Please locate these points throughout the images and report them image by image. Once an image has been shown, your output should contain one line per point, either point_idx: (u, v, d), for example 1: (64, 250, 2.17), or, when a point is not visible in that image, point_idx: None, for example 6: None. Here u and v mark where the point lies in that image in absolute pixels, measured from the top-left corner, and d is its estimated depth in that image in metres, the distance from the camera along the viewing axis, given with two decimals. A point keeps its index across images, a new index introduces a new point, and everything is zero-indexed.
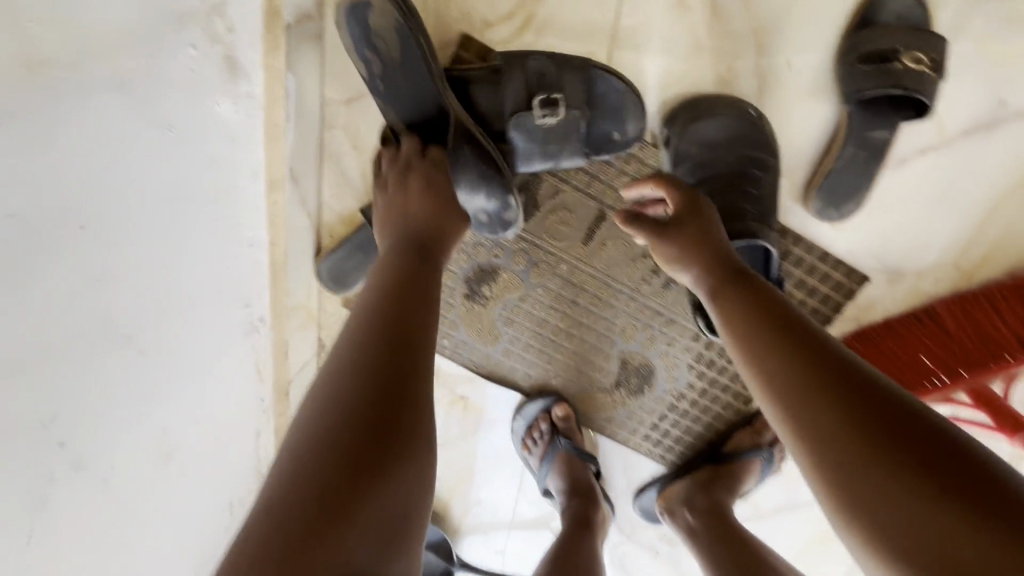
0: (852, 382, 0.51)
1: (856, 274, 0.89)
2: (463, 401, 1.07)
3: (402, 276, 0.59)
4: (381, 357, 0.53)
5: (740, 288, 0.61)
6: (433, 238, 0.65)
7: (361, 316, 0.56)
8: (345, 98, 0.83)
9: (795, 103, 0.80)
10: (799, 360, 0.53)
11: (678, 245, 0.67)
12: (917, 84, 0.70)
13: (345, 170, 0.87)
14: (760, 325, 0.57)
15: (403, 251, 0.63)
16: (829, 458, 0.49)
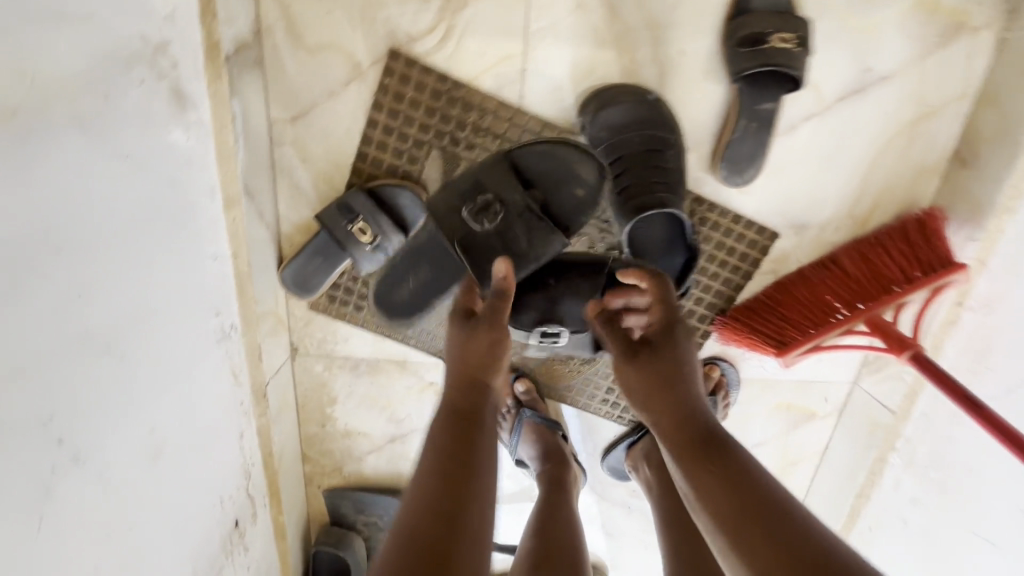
0: (786, 543, 0.55)
1: (767, 231, 1.01)
2: (432, 387, 1.15)
3: (451, 456, 0.66)
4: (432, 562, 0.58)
5: (713, 449, 0.65)
6: (473, 406, 0.72)
7: (418, 507, 0.63)
8: (291, 116, 0.91)
9: (692, 85, 0.90)
10: (740, 511, 0.59)
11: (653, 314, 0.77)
12: (789, 61, 0.81)
13: (298, 183, 0.96)
14: (722, 478, 0.62)
15: (449, 419, 0.70)
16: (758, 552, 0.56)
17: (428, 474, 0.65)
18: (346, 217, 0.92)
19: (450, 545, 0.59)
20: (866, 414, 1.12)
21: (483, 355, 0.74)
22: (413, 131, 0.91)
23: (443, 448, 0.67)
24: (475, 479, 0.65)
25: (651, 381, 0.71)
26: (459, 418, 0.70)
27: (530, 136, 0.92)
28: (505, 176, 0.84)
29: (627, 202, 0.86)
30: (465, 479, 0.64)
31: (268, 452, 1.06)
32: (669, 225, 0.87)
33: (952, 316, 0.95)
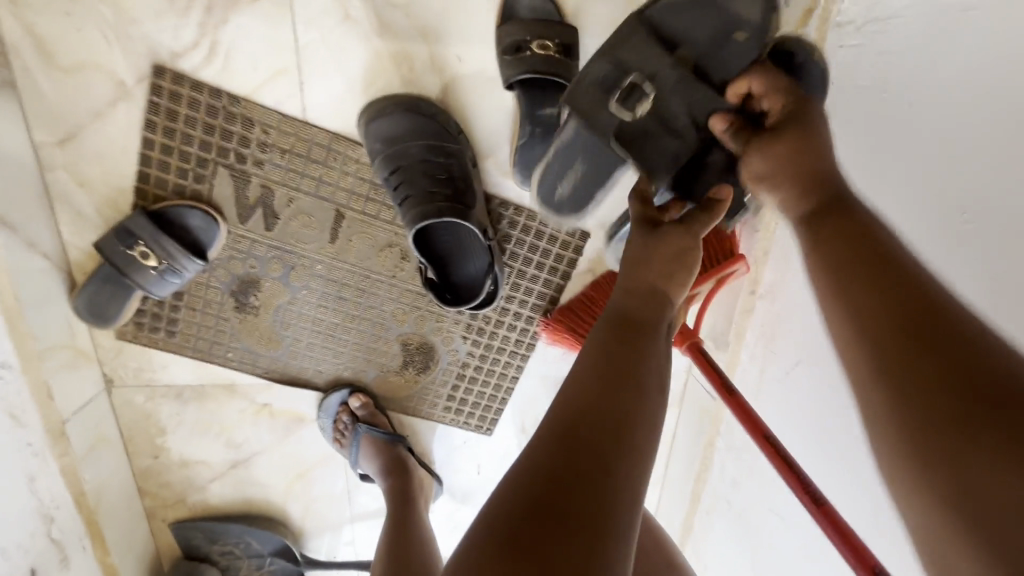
0: (930, 321, 0.43)
1: (578, 231, 1.03)
2: (266, 408, 1.12)
3: (608, 363, 0.53)
4: (574, 493, 0.45)
5: (832, 213, 0.54)
6: (647, 310, 0.58)
7: (548, 423, 0.50)
8: (58, 140, 0.87)
9: (477, 93, 0.92)
10: (892, 294, 0.46)
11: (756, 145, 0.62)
12: (549, 68, 0.84)
13: (79, 208, 0.91)
14: (886, 286, 0.47)
15: (604, 331, 0.57)
16: (916, 403, 0.41)
17: (580, 376, 0.53)
18: (125, 244, 0.88)
19: (598, 458, 0.47)
20: (697, 400, 1.18)
21: (659, 249, 0.61)
22: (194, 149, 0.88)
23: (598, 355, 0.54)
24: (640, 380, 0.52)
25: (786, 164, 0.59)
26: (623, 324, 0.57)
27: (320, 150, 0.91)
28: (646, 61, 0.71)
29: (411, 212, 0.86)
30: (623, 385, 0.52)
31: (79, 494, 1.00)
32: (462, 233, 0.91)
33: (748, 304, 1.00)
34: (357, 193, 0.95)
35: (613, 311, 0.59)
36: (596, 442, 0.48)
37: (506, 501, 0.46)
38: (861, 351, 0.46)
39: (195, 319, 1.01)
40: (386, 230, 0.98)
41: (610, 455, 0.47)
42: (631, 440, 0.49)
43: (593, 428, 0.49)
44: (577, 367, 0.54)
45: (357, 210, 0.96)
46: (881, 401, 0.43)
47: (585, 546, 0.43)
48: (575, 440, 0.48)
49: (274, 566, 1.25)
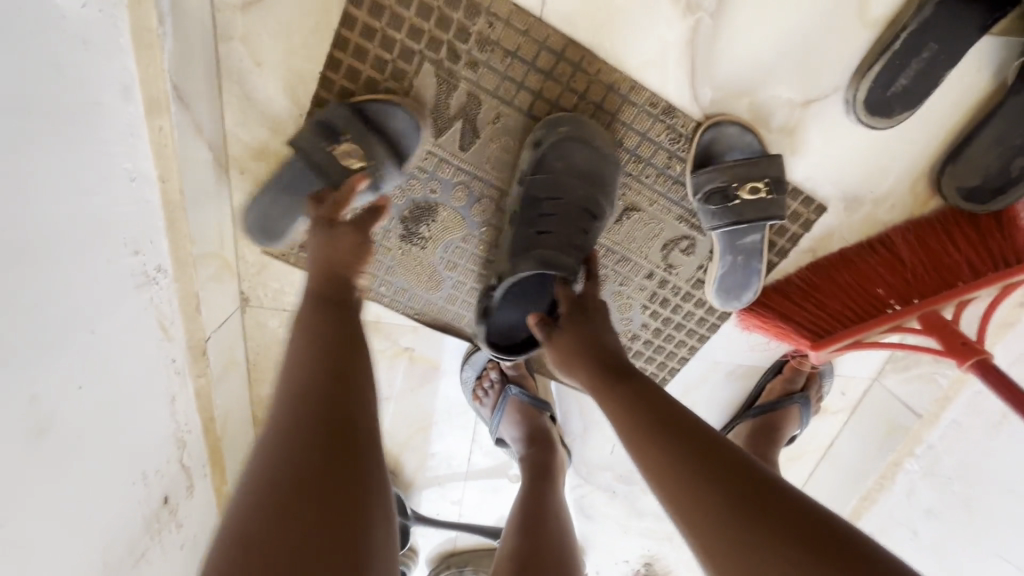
0: (718, 449, 0.54)
1: (815, 203, 0.85)
2: (406, 353, 1.00)
3: (315, 366, 0.58)
4: (303, 465, 0.50)
5: (618, 383, 0.61)
6: (342, 291, 0.66)
7: (282, 462, 0.51)
8: (241, 2, 0.70)
9: (757, 9, 0.72)
10: (675, 434, 0.55)
11: (568, 346, 0.67)
12: (765, 212, 0.78)
13: (251, 94, 0.76)
14: (644, 420, 0.57)
15: (314, 315, 0.63)
16: (682, 468, 0.53)
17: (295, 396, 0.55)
18: (328, 139, 0.73)
19: (348, 491, 0.50)
20: (883, 412, 1.03)
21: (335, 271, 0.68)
22: (401, 36, 0.72)
23: (314, 379, 0.56)
24: (352, 368, 0.59)
25: (579, 352, 0.66)
26: (341, 329, 0.62)
27: (548, 58, 0.74)
28: None
29: (532, 252, 0.75)
30: (344, 403, 0.56)
31: (209, 419, 0.90)
32: (539, 288, 0.78)
33: (1011, 316, 0.84)
34: None
35: (306, 311, 0.63)
36: (347, 472, 0.51)
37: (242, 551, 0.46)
38: (665, 482, 0.54)
39: None
40: None
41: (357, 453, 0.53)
42: (365, 424, 0.55)
43: (343, 463, 0.51)
44: (288, 370, 0.58)
45: None
46: (694, 515, 0.51)
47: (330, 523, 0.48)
48: (300, 417, 0.53)
49: None
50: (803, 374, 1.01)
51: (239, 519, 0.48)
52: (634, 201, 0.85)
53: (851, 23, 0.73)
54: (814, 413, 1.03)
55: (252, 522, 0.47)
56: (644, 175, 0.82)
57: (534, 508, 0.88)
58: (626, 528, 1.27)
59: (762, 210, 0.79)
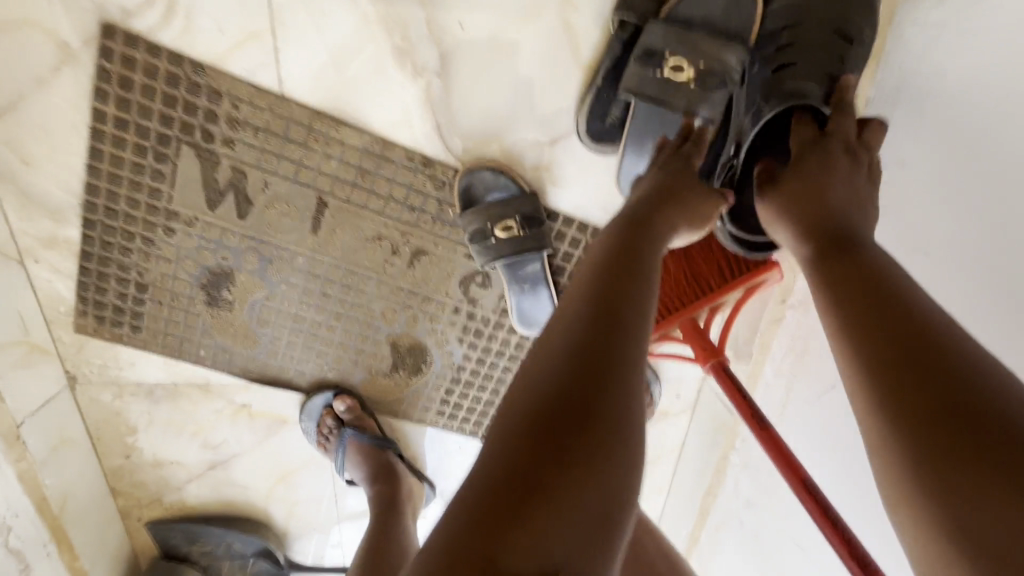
0: (920, 347, 0.44)
1: (590, 228, 0.91)
2: (245, 409, 1.04)
3: (596, 283, 0.53)
4: (558, 398, 0.45)
5: (840, 250, 0.52)
6: (659, 219, 0.59)
7: (508, 413, 0.46)
8: None
9: (480, 65, 0.79)
10: (911, 324, 0.45)
11: (790, 202, 0.59)
12: (520, 247, 0.86)
13: (27, 190, 0.81)
14: (878, 307, 0.47)
15: (622, 233, 0.57)
16: (915, 370, 0.43)
17: (558, 329, 0.51)
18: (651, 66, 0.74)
19: (581, 394, 0.45)
20: (712, 410, 1.09)
21: (674, 188, 0.62)
22: (154, 124, 0.77)
23: (589, 272, 0.54)
24: (620, 289, 0.52)
25: (800, 199, 0.58)
26: (629, 227, 0.58)
27: (299, 129, 0.80)
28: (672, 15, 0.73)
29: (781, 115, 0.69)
30: (626, 273, 0.53)
31: (40, 500, 0.92)
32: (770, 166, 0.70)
33: (778, 313, 0.92)
34: (341, 179, 0.84)
35: (616, 226, 0.59)
36: (566, 412, 0.44)
37: (472, 504, 0.41)
38: (881, 389, 0.44)
39: (162, 314, 0.92)
40: (373, 220, 0.87)
41: (597, 391, 0.45)
42: (626, 331, 0.49)
43: (565, 396, 0.45)
44: (574, 287, 0.54)
45: (340, 197, 0.85)
46: (906, 424, 0.42)
47: (561, 467, 0.42)
48: (579, 339, 0.48)
49: (258, 567, 1.18)
50: None
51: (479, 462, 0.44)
52: (420, 245, 0.90)
53: (569, 69, 0.80)
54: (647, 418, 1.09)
55: (484, 467, 0.43)
56: (421, 222, 0.88)
57: (375, 539, 0.94)
58: None
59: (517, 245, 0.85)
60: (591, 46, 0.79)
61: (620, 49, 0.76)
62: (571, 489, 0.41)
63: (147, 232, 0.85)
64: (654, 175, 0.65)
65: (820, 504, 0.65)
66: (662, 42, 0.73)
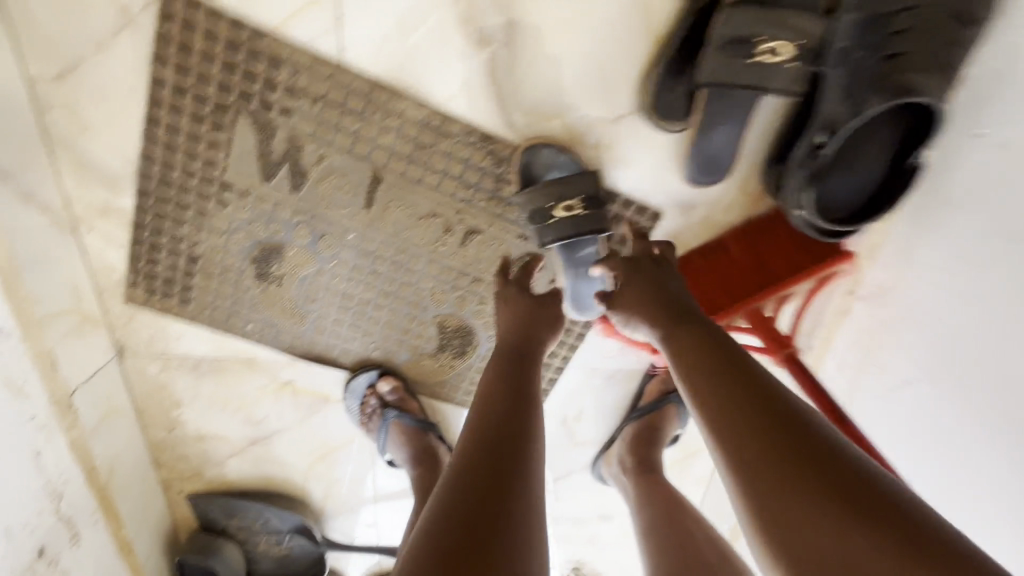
0: (816, 464, 0.49)
1: (650, 211, 0.88)
2: (289, 385, 1.03)
3: (497, 388, 0.68)
4: (467, 536, 0.53)
5: (685, 323, 0.64)
6: (527, 344, 0.74)
7: (446, 487, 0.57)
8: (55, 74, 0.74)
9: (547, 36, 0.75)
10: (761, 406, 0.54)
11: (634, 296, 0.70)
12: (579, 228, 0.82)
13: (84, 157, 0.79)
14: (718, 390, 0.56)
15: (506, 366, 0.71)
16: (773, 461, 0.51)
17: (480, 412, 0.65)
18: (744, 49, 0.66)
19: (489, 513, 0.55)
20: None
21: (532, 304, 0.78)
22: (212, 91, 0.75)
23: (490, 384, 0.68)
24: (508, 374, 0.70)
25: (646, 294, 0.69)
26: (509, 354, 0.73)
27: (358, 100, 0.77)
28: None
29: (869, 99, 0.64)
30: (521, 396, 0.66)
31: (90, 469, 0.92)
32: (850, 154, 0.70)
33: (843, 305, 0.87)
34: (398, 153, 0.81)
35: (497, 358, 0.73)
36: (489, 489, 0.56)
37: None
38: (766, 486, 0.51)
39: (212, 286, 0.91)
40: (428, 196, 0.85)
41: (499, 504, 0.55)
42: (525, 425, 0.63)
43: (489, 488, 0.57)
44: (479, 398, 0.67)
45: (396, 172, 0.83)
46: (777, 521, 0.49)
47: None
48: (484, 449, 0.60)
49: (293, 543, 1.19)
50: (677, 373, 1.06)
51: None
52: (473, 224, 0.88)
53: (640, 41, 0.76)
54: None
55: None
56: (476, 199, 0.86)
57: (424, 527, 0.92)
58: None
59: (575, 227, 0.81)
60: (666, 17, 0.75)
61: (700, 19, 0.72)
62: None
63: (200, 203, 0.84)
64: (510, 297, 0.79)
65: None
66: (749, 25, 0.65)
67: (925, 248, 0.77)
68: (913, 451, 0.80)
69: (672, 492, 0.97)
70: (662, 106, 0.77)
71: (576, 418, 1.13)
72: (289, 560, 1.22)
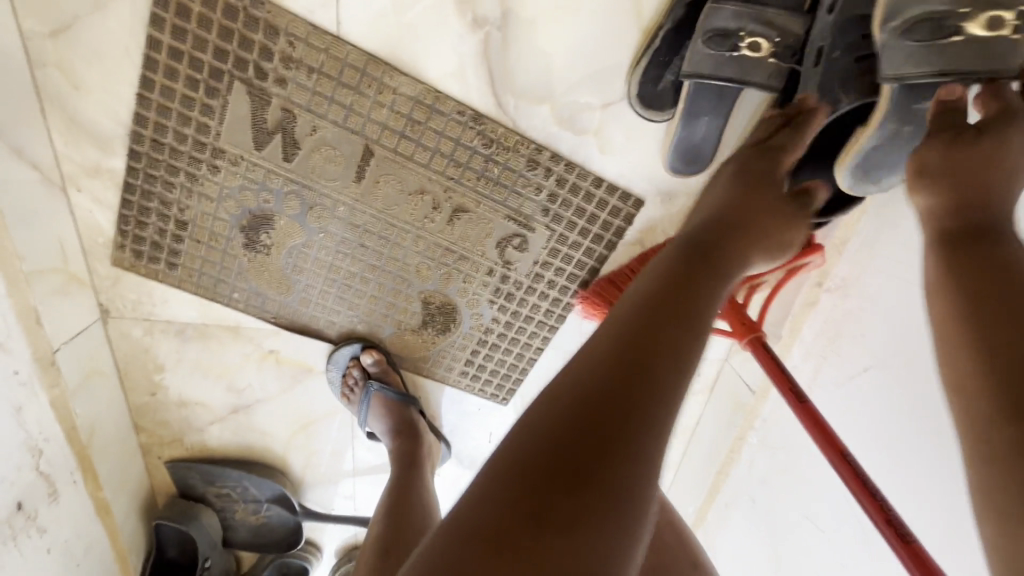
0: None
1: (632, 198, 0.91)
2: (272, 355, 1.05)
3: (668, 278, 0.54)
4: (602, 402, 0.44)
5: (970, 244, 0.53)
6: (720, 234, 0.60)
7: (596, 340, 0.49)
8: (49, 31, 0.74)
9: (540, 21, 0.78)
10: (1020, 291, 0.48)
11: (945, 180, 0.57)
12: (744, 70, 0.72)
13: (74, 116, 0.80)
14: (974, 280, 0.50)
15: (688, 257, 0.57)
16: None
17: (635, 297, 0.53)
18: (728, 42, 0.70)
19: (626, 398, 0.45)
20: (731, 390, 1.10)
21: (748, 198, 0.64)
22: (208, 57, 0.76)
23: (662, 275, 0.54)
24: (699, 276, 0.55)
25: (976, 181, 0.55)
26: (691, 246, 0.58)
27: (353, 73, 0.79)
28: None
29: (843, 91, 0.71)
30: (685, 297, 0.53)
31: (70, 428, 0.93)
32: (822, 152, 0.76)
33: (812, 297, 0.93)
34: (391, 128, 0.83)
35: (679, 245, 0.59)
36: (616, 402, 0.44)
37: (509, 457, 0.42)
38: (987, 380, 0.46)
39: (200, 253, 0.92)
40: (418, 173, 0.87)
41: (643, 395, 0.45)
42: (689, 339, 0.50)
43: (618, 383, 0.45)
44: (640, 288, 0.54)
45: (387, 147, 0.84)
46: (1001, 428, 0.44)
47: (597, 470, 0.41)
48: (632, 326, 0.50)
49: (270, 512, 1.21)
50: None
51: (519, 435, 0.44)
52: (461, 203, 0.90)
53: (630, 32, 0.78)
54: None
55: (532, 439, 0.43)
56: (465, 178, 0.88)
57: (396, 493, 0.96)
58: None
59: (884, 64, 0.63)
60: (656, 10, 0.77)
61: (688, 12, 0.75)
62: (611, 494, 0.41)
63: (191, 168, 0.85)
64: (721, 189, 0.67)
65: (859, 477, 0.67)
66: (734, 21, 0.70)
67: (887, 245, 0.81)
68: (862, 437, 0.84)
69: None
70: (646, 94, 0.81)
71: None
72: (265, 529, 1.24)
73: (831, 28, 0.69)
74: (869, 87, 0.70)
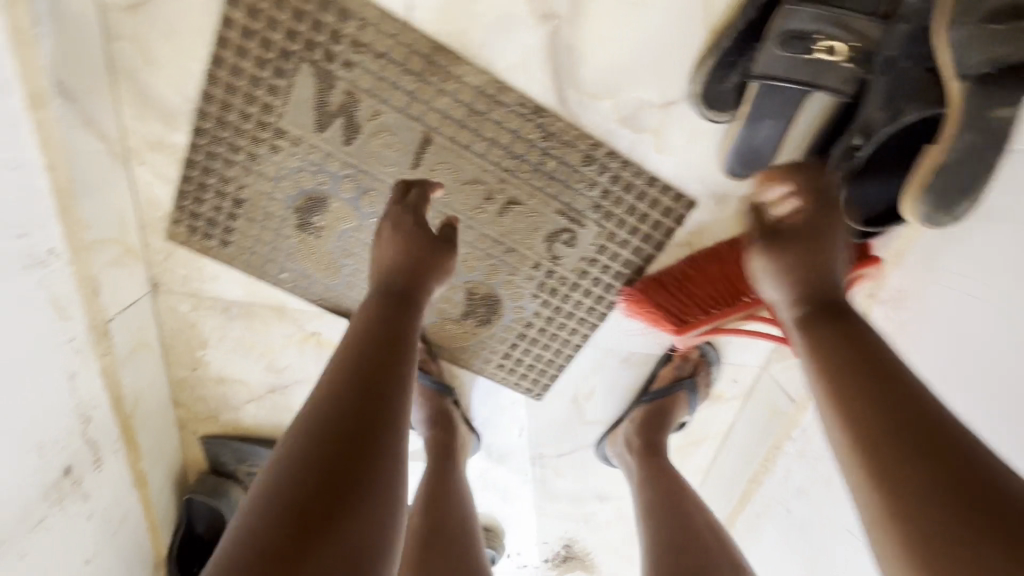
0: (924, 429, 0.55)
1: (685, 199, 0.91)
2: (313, 337, 1.06)
3: (377, 336, 0.70)
4: (339, 447, 0.59)
5: (827, 320, 0.66)
6: (404, 295, 0.77)
7: (323, 393, 0.64)
8: (129, 5, 0.76)
9: (609, 16, 0.77)
10: (859, 363, 0.61)
11: (792, 263, 0.70)
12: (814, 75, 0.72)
13: (144, 90, 0.81)
14: (843, 363, 0.62)
15: (379, 316, 0.73)
16: (886, 428, 0.56)
17: (349, 347, 0.69)
18: (804, 43, 0.70)
19: (355, 442, 0.60)
20: (769, 399, 1.09)
21: (416, 258, 0.78)
22: (279, 37, 0.77)
23: (355, 330, 0.71)
24: (379, 327, 0.72)
25: (804, 259, 0.70)
26: (391, 304, 0.75)
27: (419, 60, 0.79)
28: None
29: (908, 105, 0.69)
30: (389, 353, 0.69)
31: (117, 397, 0.95)
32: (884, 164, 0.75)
33: (863, 308, 0.91)
34: (452, 117, 0.83)
35: (377, 301, 0.76)
36: (361, 434, 0.61)
37: (270, 508, 0.55)
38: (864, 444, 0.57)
39: (253, 231, 0.93)
40: (474, 163, 0.87)
41: (382, 440, 0.61)
42: (394, 392, 0.65)
43: (351, 425, 0.61)
44: (342, 346, 0.69)
45: (446, 135, 0.85)
46: (882, 471, 0.55)
47: (334, 510, 0.55)
48: (356, 384, 0.64)
49: None
50: (691, 361, 1.07)
51: (278, 481, 0.57)
52: (514, 195, 0.90)
53: (698, 31, 0.78)
54: (702, 399, 1.10)
55: (292, 488, 0.56)
56: (520, 171, 0.88)
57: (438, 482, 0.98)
58: (541, 511, 1.31)
59: (970, 62, 0.61)
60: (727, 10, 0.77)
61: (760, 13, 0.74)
62: (346, 520, 0.55)
63: (252, 147, 0.86)
64: (389, 236, 0.80)
65: None
66: (812, 23, 0.69)
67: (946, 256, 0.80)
68: None
69: (672, 473, 1.01)
70: (708, 94, 0.80)
71: (587, 397, 1.15)
72: None
73: (904, 37, 0.67)
74: (936, 99, 0.68)
